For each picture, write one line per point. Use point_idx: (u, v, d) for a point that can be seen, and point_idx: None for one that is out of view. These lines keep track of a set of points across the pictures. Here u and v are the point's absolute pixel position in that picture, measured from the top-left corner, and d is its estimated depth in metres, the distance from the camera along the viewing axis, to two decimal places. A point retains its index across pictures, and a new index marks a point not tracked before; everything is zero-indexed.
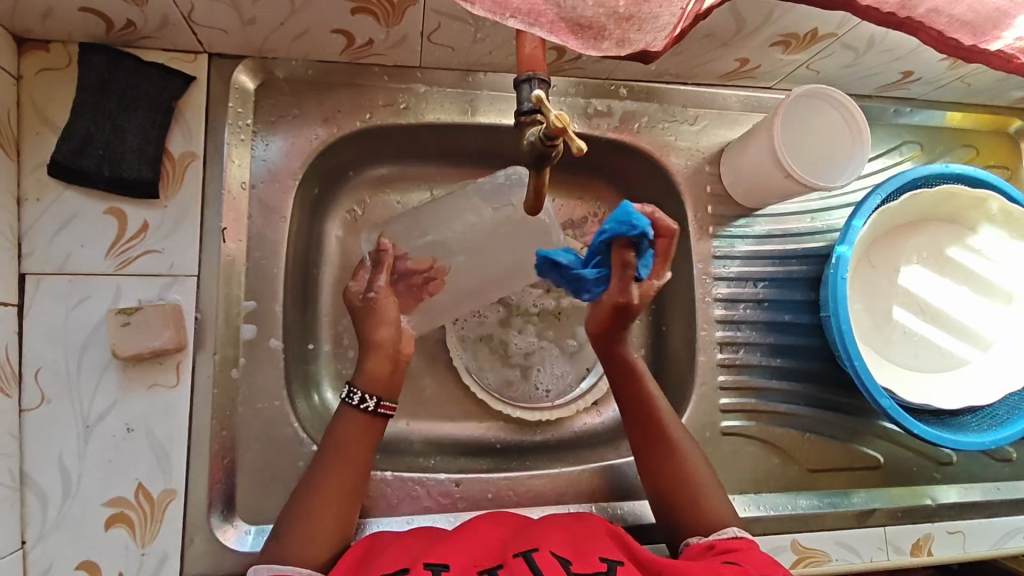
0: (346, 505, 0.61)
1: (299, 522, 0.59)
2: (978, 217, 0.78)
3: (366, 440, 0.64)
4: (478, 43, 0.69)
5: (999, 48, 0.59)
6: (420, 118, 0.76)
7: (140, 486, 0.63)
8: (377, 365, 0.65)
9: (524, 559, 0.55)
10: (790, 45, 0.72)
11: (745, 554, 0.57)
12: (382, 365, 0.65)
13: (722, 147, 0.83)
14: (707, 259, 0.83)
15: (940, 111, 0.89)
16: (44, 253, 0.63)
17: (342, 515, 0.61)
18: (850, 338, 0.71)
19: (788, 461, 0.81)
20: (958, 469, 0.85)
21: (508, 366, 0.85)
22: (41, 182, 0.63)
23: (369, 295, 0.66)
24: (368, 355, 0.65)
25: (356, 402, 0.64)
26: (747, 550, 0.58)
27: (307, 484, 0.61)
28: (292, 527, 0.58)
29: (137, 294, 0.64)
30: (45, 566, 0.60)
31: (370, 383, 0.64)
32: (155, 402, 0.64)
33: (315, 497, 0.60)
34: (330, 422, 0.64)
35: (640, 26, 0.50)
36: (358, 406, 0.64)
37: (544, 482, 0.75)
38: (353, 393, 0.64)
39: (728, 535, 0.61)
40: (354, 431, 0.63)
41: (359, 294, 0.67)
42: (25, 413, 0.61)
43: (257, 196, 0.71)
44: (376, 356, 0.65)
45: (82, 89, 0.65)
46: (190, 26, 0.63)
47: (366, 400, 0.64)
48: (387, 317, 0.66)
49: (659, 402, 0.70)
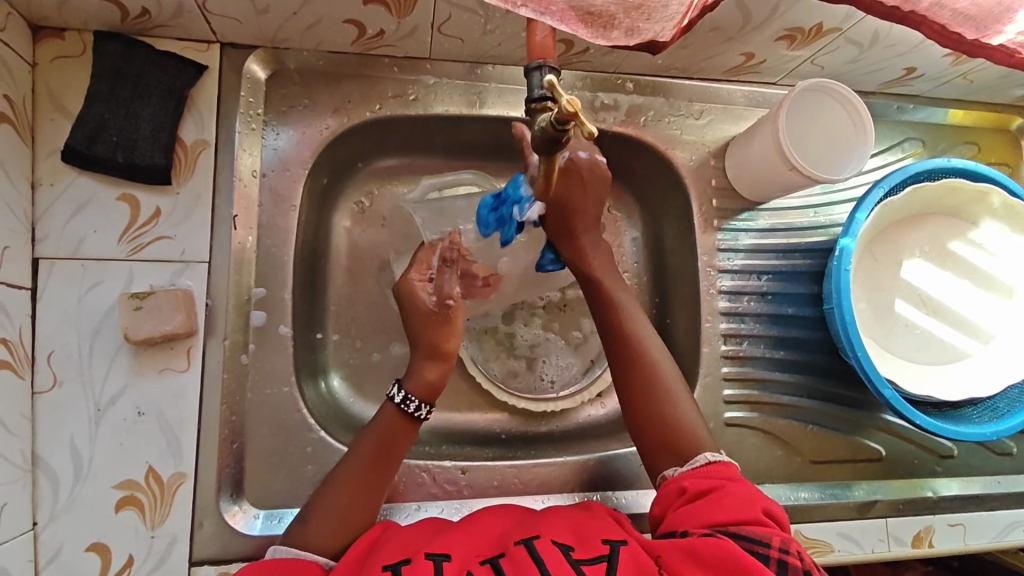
0: (373, 501, 0.62)
1: (326, 513, 0.60)
2: (979, 211, 0.78)
3: (403, 441, 0.65)
4: (487, 35, 0.70)
5: (1001, 42, 0.59)
6: (429, 110, 0.76)
7: (150, 469, 0.63)
8: (436, 376, 0.66)
9: (524, 546, 0.54)
10: (795, 40, 0.73)
11: (723, 493, 0.58)
12: (442, 374, 0.67)
13: (726, 141, 0.84)
14: (711, 251, 0.83)
15: (942, 109, 0.90)
16: (57, 237, 0.63)
17: (366, 511, 0.62)
18: (853, 329, 0.71)
19: (790, 453, 0.82)
20: (958, 462, 0.86)
21: (513, 357, 0.86)
22: (56, 167, 0.64)
23: (447, 303, 0.68)
24: (431, 365, 0.67)
25: (411, 408, 0.65)
26: (722, 490, 0.59)
27: (334, 478, 0.62)
28: (316, 519, 0.60)
29: (150, 279, 0.65)
30: (54, 548, 0.61)
31: (423, 391, 0.66)
32: (166, 387, 0.65)
33: (342, 492, 0.61)
34: (373, 421, 0.65)
35: (648, 16, 0.51)
36: (412, 413, 0.65)
37: (548, 471, 0.76)
38: (409, 400, 0.65)
39: (701, 463, 0.62)
40: (395, 433, 0.64)
41: (429, 297, 0.68)
42: (38, 395, 0.61)
43: (268, 184, 0.72)
44: (438, 366, 0.67)
45: (96, 76, 0.65)
46: (203, 15, 0.64)
47: (421, 410, 0.65)
48: (456, 329, 0.69)
49: (668, 376, 0.68)
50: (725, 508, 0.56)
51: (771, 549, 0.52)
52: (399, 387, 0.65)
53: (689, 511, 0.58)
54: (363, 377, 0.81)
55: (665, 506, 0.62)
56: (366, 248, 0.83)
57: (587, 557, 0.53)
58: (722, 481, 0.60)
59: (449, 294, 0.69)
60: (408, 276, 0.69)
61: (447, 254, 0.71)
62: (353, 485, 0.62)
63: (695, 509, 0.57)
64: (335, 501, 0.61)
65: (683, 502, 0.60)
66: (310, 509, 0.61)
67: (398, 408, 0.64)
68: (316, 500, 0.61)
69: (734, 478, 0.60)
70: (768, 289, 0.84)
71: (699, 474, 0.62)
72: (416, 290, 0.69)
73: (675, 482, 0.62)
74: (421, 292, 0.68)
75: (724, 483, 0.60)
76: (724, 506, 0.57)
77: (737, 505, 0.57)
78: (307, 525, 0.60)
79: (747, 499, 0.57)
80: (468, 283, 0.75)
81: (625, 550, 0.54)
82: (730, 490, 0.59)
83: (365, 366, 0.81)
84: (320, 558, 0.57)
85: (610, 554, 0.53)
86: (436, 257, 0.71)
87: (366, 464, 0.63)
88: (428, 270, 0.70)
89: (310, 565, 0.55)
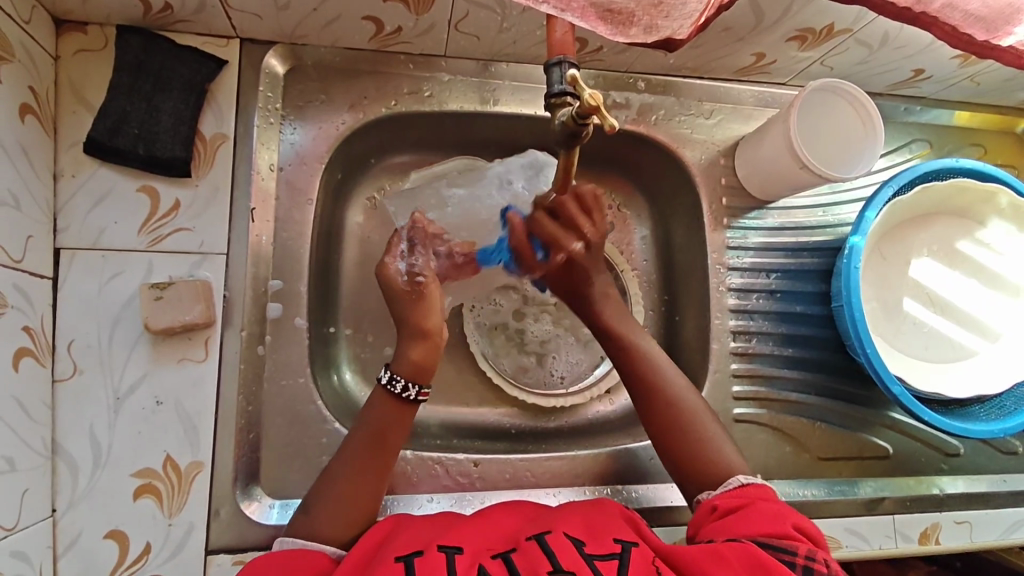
0: (375, 485, 0.63)
1: (330, 498, 0.61)
2: (988, 211, 0.80)
3: (399, 425, 0.64)
4: (503, 33, 0.71)
5: (1011, 43, 0.60)
6: (443, 106, 0.77)
7: (168, 457, 0.64)
8: (422, 355, 0.65)
9: (537, 541, 0.54)
10: (806, 41, 0.74)
11: (751, 508, 0.59)
12: (426, 354, 0.65)
13: (736, 140, 0.85)
14: (720, 249, 0.84)
15: (949, 111, 0.91)
16: (78, 228, 0.64)
17: (369, 495, 0.62)
18: (863, 326, 0.72)
19: (798, 450, 0.82)
20: (964, 461, 0.87)
21: (523, 352, 0.86)
22: (77, 159, 0.65)
23: (417, 280, 0.68)
24: (414, 344, 0.65)
25: (397, 389, 0.64)
26: (750, 506, 0.59)
27: (336, 465, 0.63)
28: (319, 508, 0.60)
29: (169, 270, 0.66)
30: (72, 536, 0.61)
31: (411, 370, 0.65)
32: (184, 376, 0.65)
33: (343, 477, 0.62)
34: (368, 405, 0.65)
35: (667, 13, 0.52)
36: (400, 394, 0.64)
37: (559, 465, 0.77)
38: (395, 380, 0.64)
39: (734, 485, 0.63)
40: (388, 415, 0.64)
41: (401, 276, 0.68)
42: (58, 383, 0.62)
43: (285, 178, 0.73)
44: (420, 345, 0.65)
45: (118, 70, 0.66)
46: (225, 10, 0.65)
47: (408, 390, 0.64)
48: (434, 306, 0.68)
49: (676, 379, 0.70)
50: (757, 521, 0.57)
51: (798, 556, 0.53)
52: (388, 368, 0.65)
53: (721, 525, 0.58)
54: (375, 371, 0.82)
55: (698, 526, 0.62)
56: (378, 243, 0.84)
57: (599, 552, 0.54)
58: (752, 498, 0.61)
59: (419, 273, 0.69)
60: (382, 259, 0.70)
61: (411, 236, 0.70)
62: (353, 471, 0.62)
63: (726, 524, 0.58)
64: (338, 489, 0.61)
65: (715, 519, 0.60)
66: (313, 498, 0.61)
67: (386, 389, 0.64)
68: (318, 487, 0.62)
69: (764, 493, 0.61)
70: (776, 286, 0.85)
71: (731, 494, 0.62)
72: (390, 271, 0.69)
73: (707, 503, 0.63)
74: (393, 272, 0.68)
75: (754, 499, 0.61)
76: (754, 520, 0.57)
77: (767, 518, 0.57)
78: (310, 514, 0.60)
79: (774, 514, 0.57)
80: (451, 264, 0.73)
81: (636, 552, 0.55)
82: (759, 505, 0.59)
83: (377, 360, 0.82)
84: (329, 550, 0.58)
85: (622, 553, 0.54)
86: (404, 239, 0.71)
87: (364, 449, 0.63)
88: (399, 251, 0.70)
89: (317, 556, 0.56)
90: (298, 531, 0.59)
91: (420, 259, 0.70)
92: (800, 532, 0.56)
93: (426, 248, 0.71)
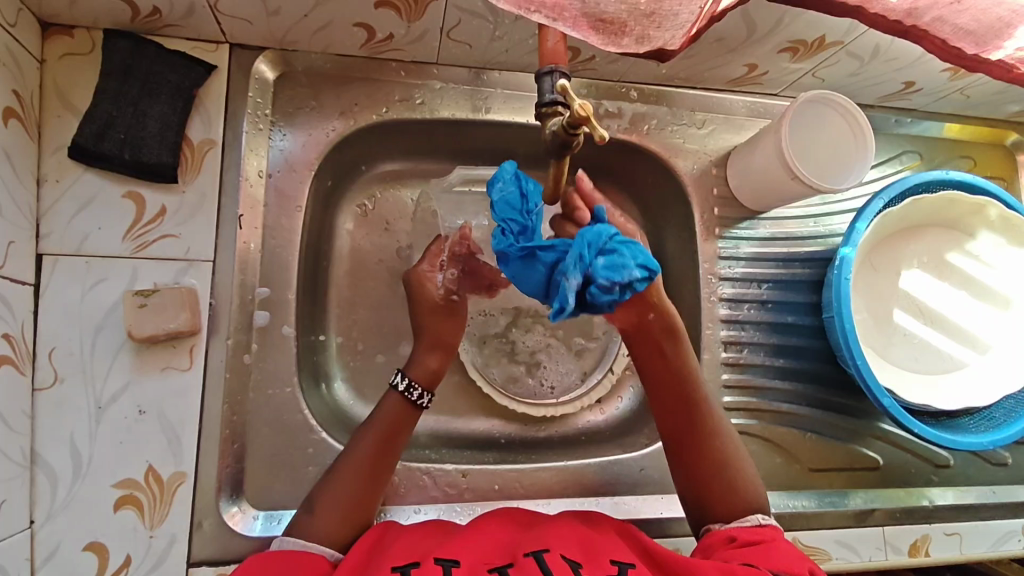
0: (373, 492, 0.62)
1: (331, 500, 0.60)
2: (977, 223, 0.80)
3: (403, 426, 0.65)
4: (495, 41, 0.71)
5: (1001, 58, 0.60)
6: (435, 114, 0.77)
7: (150, 468, 0.63)
8: (438, 364, 0.68)
9: (534, 559, 0.53)
10: (798, 52, 0.74)
11: (771, 547, 0.57)
12: (439, 363, 0.69)
13: (728, 151, 0.85)
14: (712, 259, 0.84)
15: (939, 123, 0.91)
16: (61, 234, 0.63)
17: (367, 500, 0.61)
18: (854, 338, 0.72)
19: (789, 461, 0.82)
20: (953, 472, 0.87)
21: (514, 362, 0.85)
22: (61, 164, 0.64)
23: (455, 298, 0.70)
24: (432, 354, 0.68)
25: (414, 397, 0.66)
26: (771, 543, 0.58)
27: (343, 466, 0.62)
28: (322, 508, 0.59)
29: (154, 277, 0.65)
30: (51, 548, 0.60)
31: (425, 379, 0.67)
32: (169, 385, 0.64)
33: (350, 479, 0.61)
34: (377, 410, 0.65)
35: (659, 24, 0.51)
36: (415, 401, 0.66)
37: (549, 475, 0.76)
38: (413, 388, 0.66)
39: (751, 524, 0.61)
40: (401, 420, 0.65)
41: (438, 289, 0.69)
42: (38, 391, 0.61)
43: (274, 185, 0.72)
44: (438, 356, 0.69)
45: (105, 74, 0.65)
46: (214, 15, 0.64)
47: (424, 398, 0.66)
48: (461, 324, 0.70)
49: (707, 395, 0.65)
50: (779, 559, 0.56)
51: None
52: (403, 375, 0.66)
53: (736, 554, 0.57)
54: (364, 380, 0.81)
55: (707, 551, 0.60)
56: (368, 251, 0.83)
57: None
58: (773, 536, 0.59)
59: (455, 290, 0.70)
60: (419, 267, 0.70)
61: (456, 249, 0.70)
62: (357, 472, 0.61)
63: (744, 553, 0.56)
64: (341, 490, 0.60)
65: (730, 548, 0.58)
66: (313, 500, 0.60)
67: (402, 396, 0.65)
68: (320, 488, 0.61)
69: (784, 535, 0.60)
70: (768, 297, 0.85)
71: (748, 529, 0.60)
72: (426, 281, 0.70)
73: (722, 532, 0.61)
74: (431, 284, 0.69)
75: (775, 537, 0.59)
76: (779, 557, 0.56)
77: (789, 560, 0.56)
78: (314, 514, 0.59)
79: (795, 558, 0.56)
80: (474, 281, 0.72)
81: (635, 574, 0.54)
82: (781, 545, 0.58)
83: (366, 368, 0.81)
84: (329, 551, 0.57)
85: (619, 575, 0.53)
86: (444, 250, 0.71)
87: (373, 453, 0.62)
88: (439, 261, 0.70)
89: (320, 560, 0.55)
90: (297, 530, 0.58)
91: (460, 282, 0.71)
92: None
93: (464, 264, 0.71)
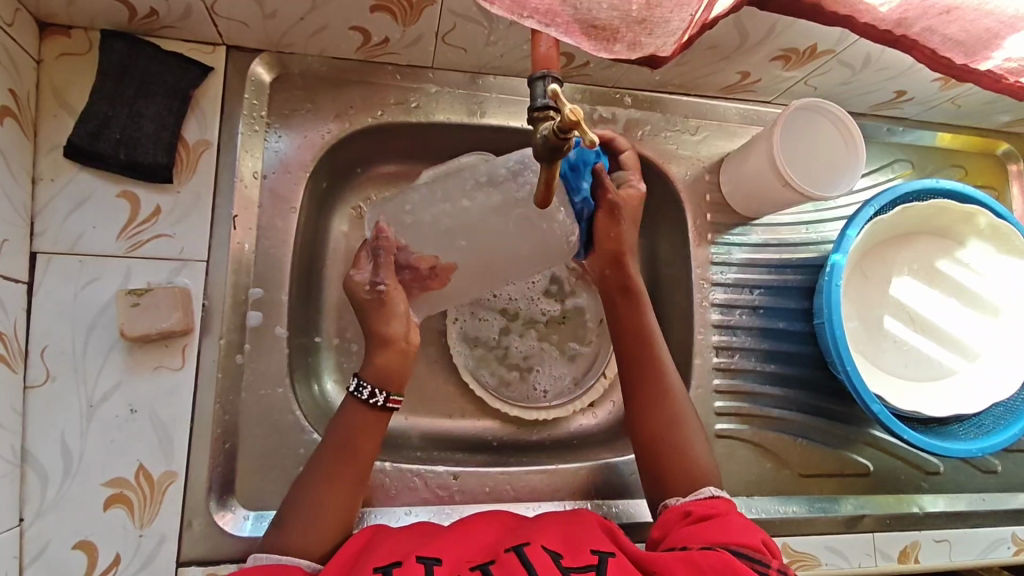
0: (350, 498, 0.61)
1: (298, 507, 0.59)
2: (967, 231, 0.81)
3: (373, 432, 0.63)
4: (491, 46, 0.72)
5: (989, 68, 0.61)
6: (429, 118, 0.77)
7: (141, 467, 0.63)
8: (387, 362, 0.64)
9: (515, 554, 0.53)
10: (790, 60, 0.75)
11: (724, 519, 0.59)
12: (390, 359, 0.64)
13: (721, 157, 0.85)
14: (704, 264, 0.85)
15: (930, 132, 0.92)
16: (56, 231, 0.63)
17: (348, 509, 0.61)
18: (844, 343, 0.73)
19: (779, 466, 0.82)
20: (944, 479, 0.87)
21: (507, 366, 0.86)
22: (57, 163, 0.64)
23: (378, 289, 0.65)
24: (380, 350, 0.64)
25: (365, 396, 0.63)
26: (724, 516, 0.59)
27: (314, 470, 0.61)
28: (303, 514, 0.59)
29: (147, 277, 0.65)
30: (40, 546, 0.60)
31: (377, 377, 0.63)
32: (160, 384, 0.64)
33: (320, 487, 0.60)
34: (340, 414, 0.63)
35: (651, 31, 0.51)
36: (368, 401, 0.63)
37: (540, 478, 0.77)
38: (363, 387, 0.63)
39: (704, 496, 0.62)
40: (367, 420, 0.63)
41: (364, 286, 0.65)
42: (29, 389, 0.61)
43: (269, 186, 0.72)
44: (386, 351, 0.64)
45: (102, 73, 0.66)
46: (210, 17, 0.65)
47: (377, 396, 0.63)
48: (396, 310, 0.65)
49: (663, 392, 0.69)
50: (731, 530, 0.57)
51: (770, 568, 0.53)
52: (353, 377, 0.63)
53: (691, 531, 0.58)
54: None
55: (666, 530, 0.61)
56: None
57: (576, 564, 0.53)
58: (727, 509, 0.60)
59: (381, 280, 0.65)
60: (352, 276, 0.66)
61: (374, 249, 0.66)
62: (328, 475, 0.61)
63: (698, 529, 0.58)
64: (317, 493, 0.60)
65: (688, 524, 0.60)
66: (288, 509, 0.60)
67: (369, 406, 0.62)
68: (290, 496, 0.60)
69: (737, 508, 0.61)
70: (760, 303, 0.85)
71: (704, 502, 0.62)
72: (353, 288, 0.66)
73: (678, 507, 0.62)
74: (357, 284, 0.66)
75: (728, 510, 0.61)
76: (731, 528, 0.57)
77: (740, 528, 0.57)
78: (283, 528, 0.58)
79: (746, 527, 0.57)
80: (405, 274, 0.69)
81: (614, 561, 0.54)
82: (734, 517, 0.59)
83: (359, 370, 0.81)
84: (303, 563, 0.56)
85: (599, 563, 0.53)
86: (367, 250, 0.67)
87: (346, 469, 0.61)
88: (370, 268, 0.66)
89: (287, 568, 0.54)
90: (271, 545, 0.58)
91: (386, 268, 0.66)
92: (768, 547, 0.56)
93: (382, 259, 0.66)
